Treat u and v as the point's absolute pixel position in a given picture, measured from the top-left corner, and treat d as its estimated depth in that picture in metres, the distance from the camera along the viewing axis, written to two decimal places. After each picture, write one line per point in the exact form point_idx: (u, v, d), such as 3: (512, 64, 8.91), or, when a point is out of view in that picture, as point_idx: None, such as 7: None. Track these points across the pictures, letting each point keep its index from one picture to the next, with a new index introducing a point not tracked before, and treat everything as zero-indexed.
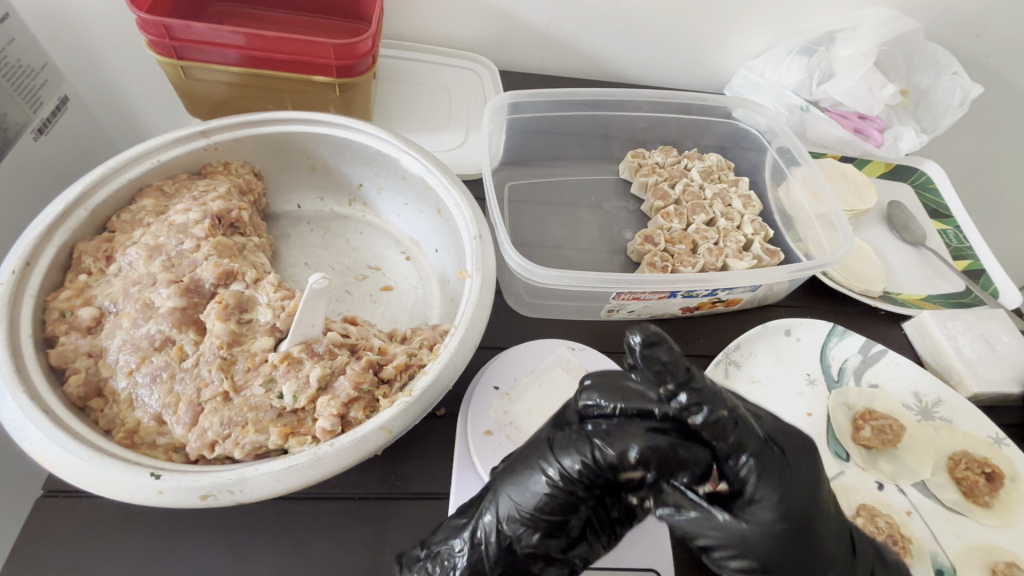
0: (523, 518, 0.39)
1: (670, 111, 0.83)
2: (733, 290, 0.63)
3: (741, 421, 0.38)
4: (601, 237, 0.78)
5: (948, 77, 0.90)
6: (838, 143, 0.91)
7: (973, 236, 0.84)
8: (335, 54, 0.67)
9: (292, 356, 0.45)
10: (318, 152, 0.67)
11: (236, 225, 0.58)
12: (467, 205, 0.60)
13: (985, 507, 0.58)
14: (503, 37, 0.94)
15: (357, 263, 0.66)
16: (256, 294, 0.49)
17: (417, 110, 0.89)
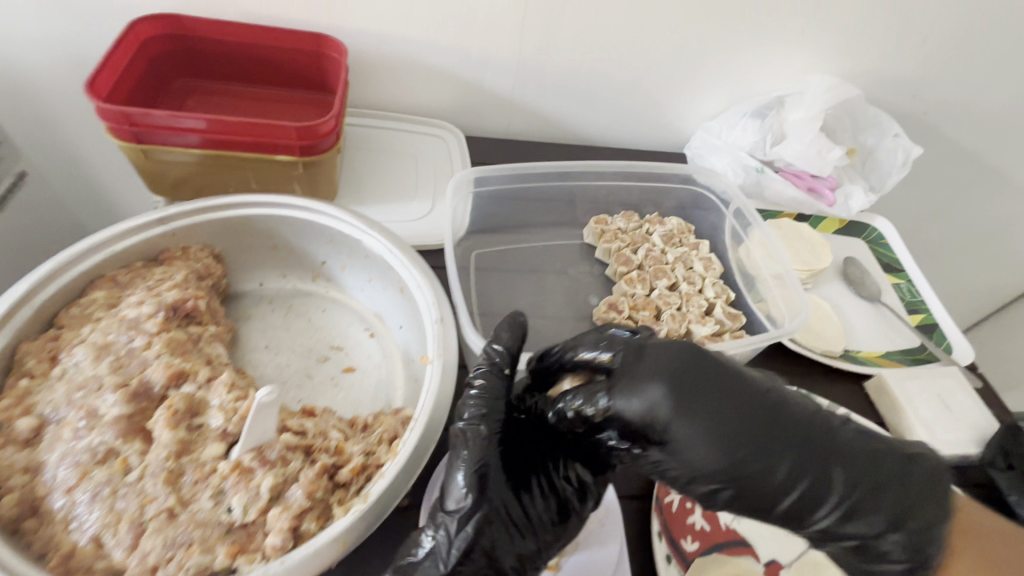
0: (474, 468, 0.46)
1: (631, 179, 0.86)
2: None
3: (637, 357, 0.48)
4: (567, 304, 0.78)
5: (890, 138, 0.94)
6: (793, 203, 0.95)
7: (924, 290, 0.87)
8: (297, 136, 0.69)
9: (244, 465, 0.44)
10: (280, 232, 0.67)
11: (192, 315, 0.57)
12: (429, 286, 0.60)
13: None
14: (468, 104, 0.97)
15: (319, 343, 0.65)
16: (209, 396, 0.48)
17: (385, 179, 0.90)
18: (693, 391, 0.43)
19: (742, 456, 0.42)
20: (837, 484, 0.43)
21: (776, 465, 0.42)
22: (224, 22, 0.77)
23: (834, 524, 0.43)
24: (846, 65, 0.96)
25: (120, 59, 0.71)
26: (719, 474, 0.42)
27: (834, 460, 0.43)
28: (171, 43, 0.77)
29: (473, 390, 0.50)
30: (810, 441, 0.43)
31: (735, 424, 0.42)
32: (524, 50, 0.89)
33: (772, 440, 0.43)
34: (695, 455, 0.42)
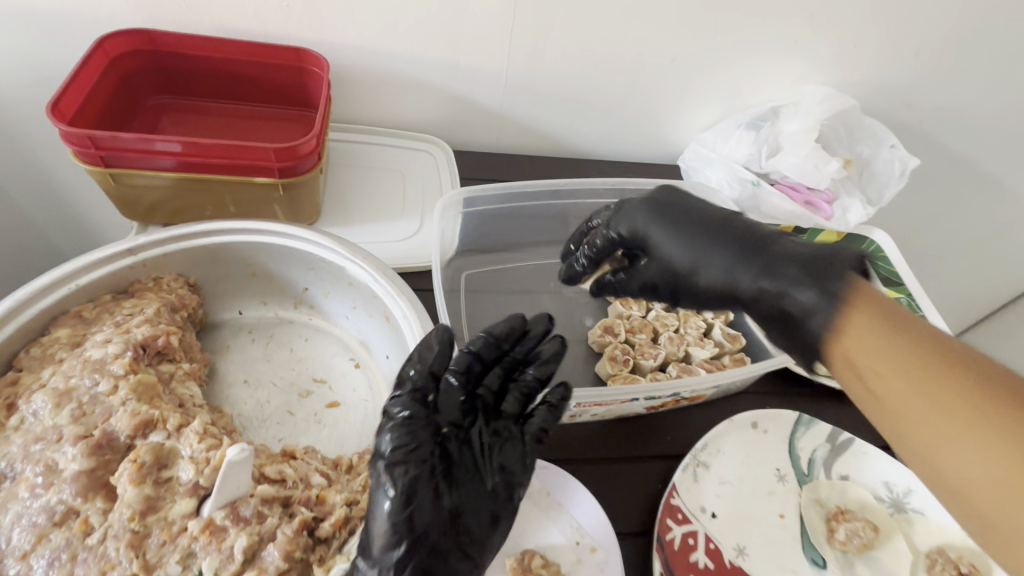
0: (400, 507, 0.40)
1: (624, 197, 0.83)
2: (695, 389, 0.62)
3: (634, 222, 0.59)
4: (561, 326, 0.76)
5: (886, 150, 0.93)
6: (791, 217, 0.91)
7: (925, 305, 0.86)
8: (276, 157, 0.66)
9: (215, 524, 0.40)
10: (259, 259, 0.64)
11: (164, 352, 0.53)
12: (416, 316, 0.57)
13: None
14: (457, 118, 0.94)
15: (301, 376, 0.62)
16: (178, 445, 0.45)
17: (371, 198, 0.87)
18: (665, 208, 0.56)
19: (694, 247, 0.52)
20: (798, 276, 0.44)
21: (744, 263, 0.48)
22: (198, 38, 0.73)
23: (793, 300, 0.44)
24: (842, 75, 0.94)
25: (87, 78, 0.68)
26: (683, 264, 0.53)
27: (772, 260, 0.47)
28: (143, 60, 0.74)
29: (394, 420, 0.42)
30: (762, 253, 0.48)
31: (689, 226, 0.54)
32: (513, 63, 0.86)
33: (719, 240, 0.51)
34: (667, 259, 0.55)
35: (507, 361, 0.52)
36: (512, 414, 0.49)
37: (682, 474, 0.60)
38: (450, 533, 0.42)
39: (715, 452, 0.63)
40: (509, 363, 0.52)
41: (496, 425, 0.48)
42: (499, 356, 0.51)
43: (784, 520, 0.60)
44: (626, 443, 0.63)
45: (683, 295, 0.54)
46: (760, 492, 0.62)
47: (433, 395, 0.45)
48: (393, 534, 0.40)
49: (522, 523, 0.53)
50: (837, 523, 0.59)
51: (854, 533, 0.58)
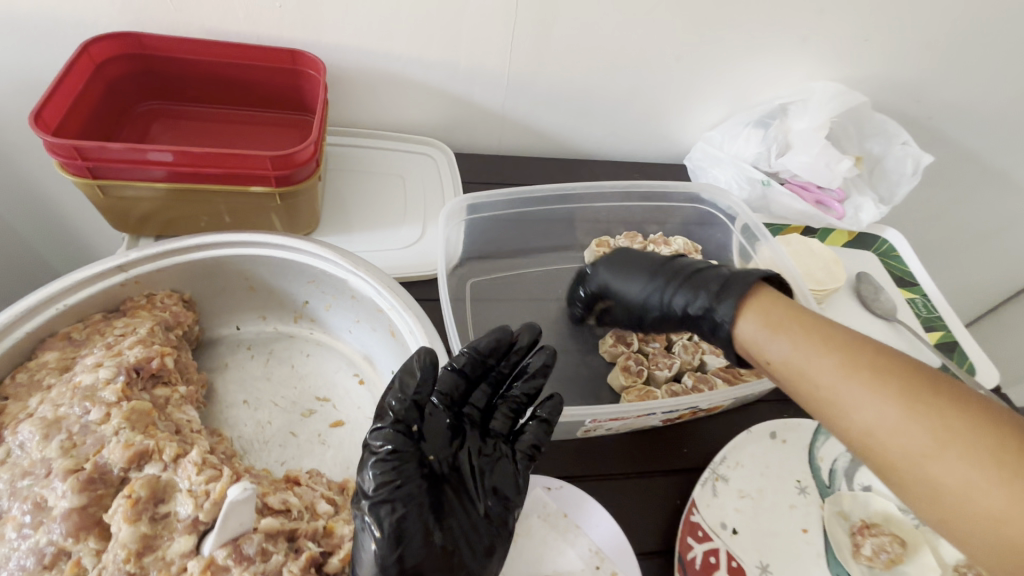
0: (388, 543, 0.39)
1: (632, 199, 0.80)
2: (713, 402, 0.59)
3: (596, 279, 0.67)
4: (570, 334, 0.73)
5: (898, 147, 0.90)
6: (801, 216, 0.91)
7: (940, 304, 0.84)
8: (272, 166, 0.63)
9: (217, 563, 0.38)
10: (257, 273, 0.61)
11: (158, 374, 0.51)
12: (422, 331, 0.54)
13: None
14: (457, 120, 0.91)
15: (303, 395, 0.59)
16: (176, 477, 0.42)
17: (371, 204, 0.84)
18: (618, 261, 0.65)
19: (645, 276, 0.61)
20: (718, 293, 0.53)
21: (682, 287, 0.57)
22: (188, 40, 0.70)
23: (718, 312, 0.52)
24: (851, 70, 0.92)
25: (72, 85, 0.65)
26: (640, 290, 0.61)
27: (702, 283, 0.56)
28: (130, 64, 0.71)
29: (375, 457, 0.41)
30: (691, 277, 0.57)
31: (639, 262, 0.63)
32: (515, 63, 0.83)
33: (660, 269, 0.60)
34: (626, 291, 0.63)
35: (493, 376, 0.50)
36: (501, 432, 0.48)
37: (702, 490, 0.58)
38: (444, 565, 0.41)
39: (733, 465, 0.61)
40: (497, 378, 0.50)
41: (484, 446, 0.46)
42: (485, 372, 0.49)
43: (806, 535, 0.58)
44: (643, 457, 0.61)
45: (642, 318, 0.62)
46: (782, 505, 0.60)
47: (416, 425, 0.43)
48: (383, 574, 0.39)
49: (538, 549, 0.50)
50: (864, 539, 0.57)
51: (881, 550, 0.56)
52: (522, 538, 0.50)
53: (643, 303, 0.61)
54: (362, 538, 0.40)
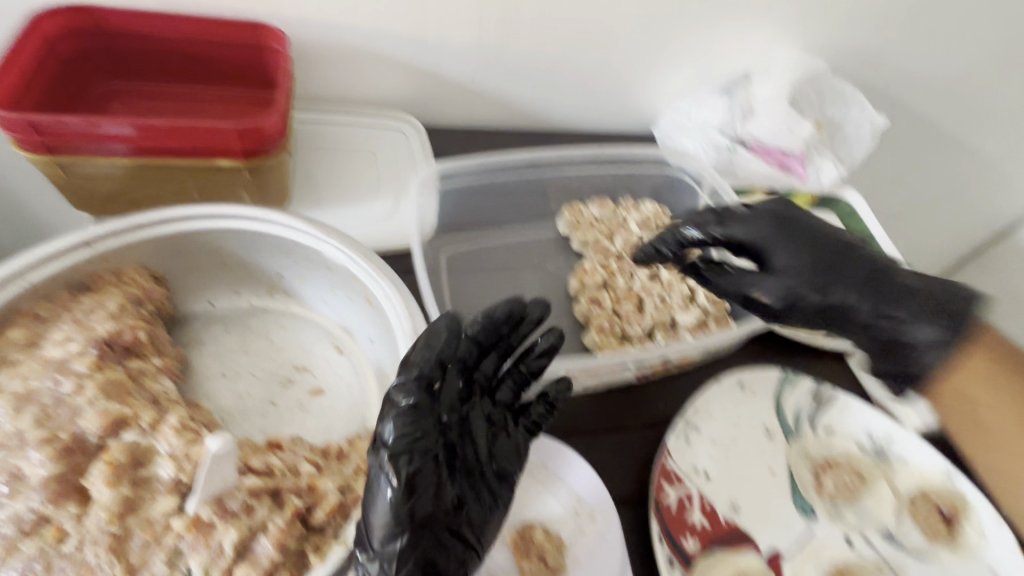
0: (404, 494, 0.39)
1: (603, 165, 0.82)
2: (682, 352, 0.62)
3: (740, 226, 0.59)
4: (547, 301, 0.74)
5: (856, 111, 0.94)
6: (765, 179, 0.93)
7: (898, 262, 0.88)
8: (239, 140, 0.62)
9: (202, 520, 0.38)
10: (228, 245, 0.60)
11: (132, 348, 0.50)
12: (399, 296, 0.54)
13: (948, 549, 0.58)
14: (426, 94, 0.90)
15: (281, 365, 0.60)
16: (155, 442, 0.42)
17: (343, 180, 0.84)
18: (786, 219, 0.60)
19: (811, 264, 0.57)
20: (924, 313, 0.53)
21: (885, 291, 0.55)
22: (145, 15, 0.68)
23: (911, 332, 0.54)
24: (812, 36, 0.94)
25: (23, 60, 0.62)
26: (805, 282, 0.56)
27: (901, 292, 0.55)
28: (83, 40, 0.69)
29: (399, 409, 0.41)
30: (906, 293, 0.55)
31: (812, 244, 0.58)
32: (482, 34, 0.83)
33: (864, 272, 0.57)
34: (791, 271, 0.57)
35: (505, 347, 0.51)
36: (505, 402, 0.50)
37: (675, 439, 0.60)
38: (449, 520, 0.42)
39: (705, 415, 0.63)
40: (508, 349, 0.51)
41: (490, 413, 0.48)
42: (497, 342, 0.50)
43: (774, 476, 0.61)
44: (619, 412, 0.63)
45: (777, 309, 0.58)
46: (751, 449, 0.63)
47: (437, 383, 0.43)
48: (391, 527, 0.38)
49: (519, 496, 0.53)
50: (825, 478, 0.62)
51: (840, 487, 0.61)
52: None
53: (793, 293, 0.56)
54: (375, 489, 0.39)
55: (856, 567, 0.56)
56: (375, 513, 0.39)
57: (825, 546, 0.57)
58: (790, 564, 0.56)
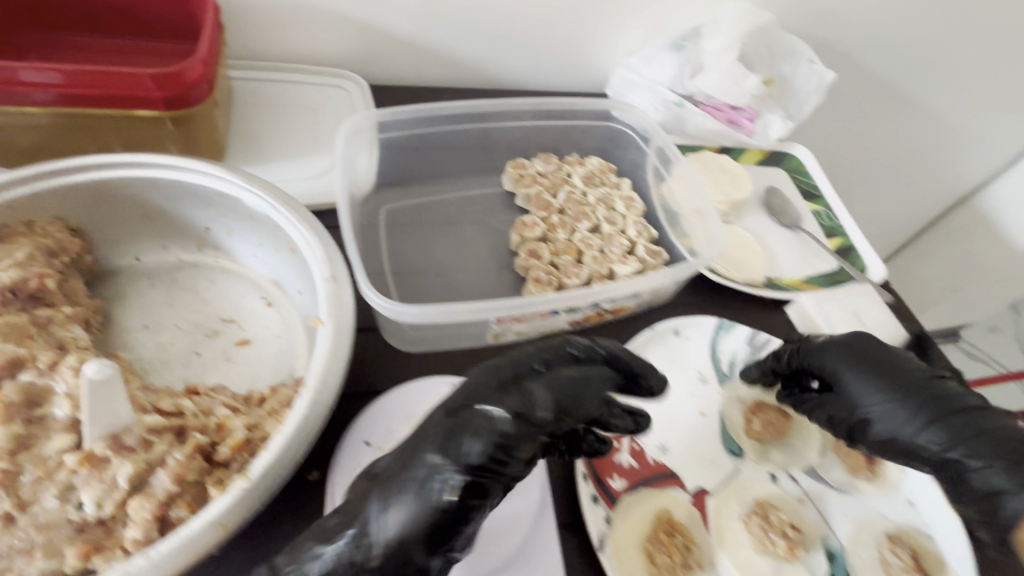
0: (447, 507, 0.37)
1: (545, 118, 0.81)
2: (615, 299, 0.62)
3: (819, 355, 0.56)
4: (488, 254, 0.74)
5: (805, 65, 0.93)
6: (714, 136, 0.93)
7: (842, 215, 0.89)
8: (157, 86, 0.60)
9: (96, 455, 0.38)
10: (149, 197, 0.59)
11: (40, 296, 0.49)
12: (319, 242, 0.53)
13: (869, 482, 0.60)
14: (369, 49, 0.88)
15: (207, 317, 0.59)
16: (53, 383, 0.41)
17: (281, 135, 0.82)
18: (862, 358, 0.55)
19: (883, 399, 0.52)
20: (1003, 459, 0.46)
21: (948, 431, 0.48)
22: None
23: (974, 476, 0.46)
24: None
25: None
26: (872, 408, 0.52)
27: (991, 444, 0.47)
28: None
29: (505, 421, 0.40)
30: (982, 432, 0.47)
31: (891, 377, 0.53)
32: None
33: (945, 403, 0.50)
34: (841, 405, 0.55)
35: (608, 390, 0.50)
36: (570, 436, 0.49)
37: None
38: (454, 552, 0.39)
39: None
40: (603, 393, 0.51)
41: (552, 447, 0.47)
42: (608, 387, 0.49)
43: (703, 418, 0.62)
44: None
45: (841, 423, 0.55)
46: (683, 394, 0.63)
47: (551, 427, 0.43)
48: (404, 538, 0.36)
49: None
50: (754, 422, 0.62)
51: (771, 431, 0.61)
52: None
53: (859, 424, 0.53)
54: (421, 488, 0.37)
55: (778, 502, 0.57)
56: (396, 512, 0.37)
57: (750, 484, 0.58)
58: (715, 499, 0.56)
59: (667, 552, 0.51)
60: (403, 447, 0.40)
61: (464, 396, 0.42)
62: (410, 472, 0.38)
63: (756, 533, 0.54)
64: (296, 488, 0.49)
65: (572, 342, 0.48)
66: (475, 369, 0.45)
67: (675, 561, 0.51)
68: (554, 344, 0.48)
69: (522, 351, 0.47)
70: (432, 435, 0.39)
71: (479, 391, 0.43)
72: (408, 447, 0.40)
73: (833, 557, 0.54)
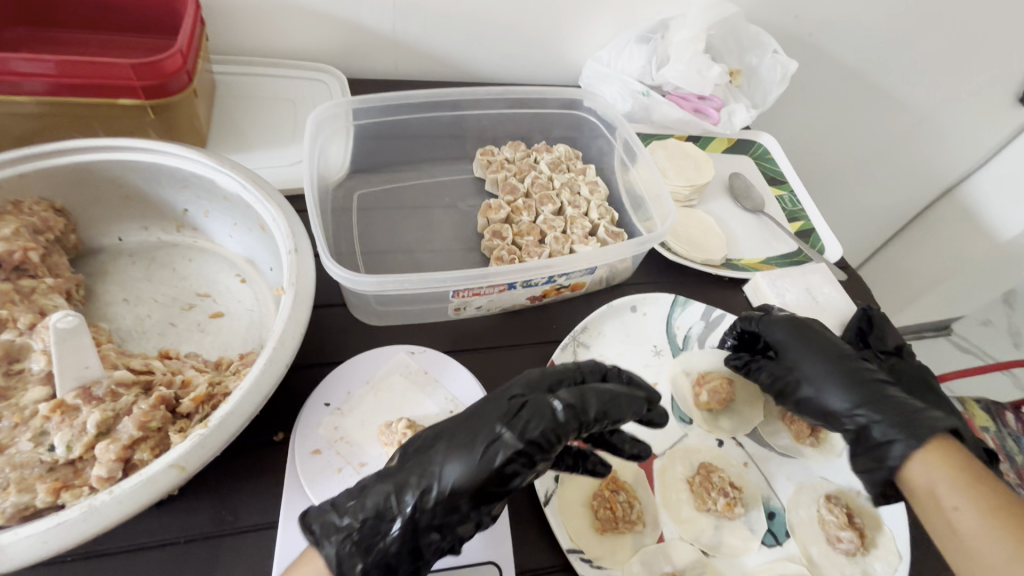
0: (493, 469, 0.43)
1: (513, 107, 0.84)
2: (570, 275, 0.65)
3: (769, 325, 0.64)
4: (456, 236, 0.77)
5: (770, 56, 0.96)
6: (681, 124, 0.96)
7: (804, 200, 0.91)
8: (136, 75, 0.64)
9: (67, 404, 0.41)
10: (129, 179, 0.63)
11: (23, 268, 0.53)
12: (284, 219, 0.57)
13: (813, 447, 0.62)
14: (347, 44, 0.92)
15: (183, 292, 0.63)
16: (31, 341, 0.45)
17: (262, 126, 0.86)
18: (805, 331, 0.62)
19: (813, 368, 0.60)
20: (892, 420, 0.54)
21: (858, 396, 0.57)
22: None
23: (870, 435, 0.55)
24: None
25: None
26: (803, 372, 0.60)
27: (901, 415, 0.54)
28: None
29: (559, 408, 0.46)
30: (888, 402, 0.55)
31: (827, 351, 0.60)
32: None
33: (862, 378, 0.58)
34: (785, 365, 0.62)
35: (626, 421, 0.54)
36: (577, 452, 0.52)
37: (561, 352, 0.64)
38: (481, 517, 0.45)
39: (595, 334, 0.67)
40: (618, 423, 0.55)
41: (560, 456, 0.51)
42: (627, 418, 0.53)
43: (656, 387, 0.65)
44: (512, 333, 0.67)
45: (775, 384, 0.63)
46: (636, 365, 0.67)
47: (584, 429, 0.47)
48: (457, 492, 0.43)
49: (397, 399, 0.56)
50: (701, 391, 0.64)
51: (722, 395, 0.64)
52: (383, 393, 0.56)
53: (795, 385, 0.61)
54: (482, 450, 0.44)
55: (722, 464, 0.60)
56: (456, 470, 0.43)
57: (696, 449, 0.61)
58: (661, 461, 0.59)
59: (610, 506, 0.54)
60: (466, 418, 0.47)
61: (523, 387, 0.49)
62: (473, 437, 0.45)
63: (696, 491, 0.57)
64: (260, 446, 0.53)
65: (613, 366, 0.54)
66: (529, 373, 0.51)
67: (618, 514, 0.53)
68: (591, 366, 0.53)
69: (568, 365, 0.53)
70: (493, 411, 0.46)
71: (531, 387, 0.49)
72: (471, 419, 0.46)
73: (772, 515, 0.57)
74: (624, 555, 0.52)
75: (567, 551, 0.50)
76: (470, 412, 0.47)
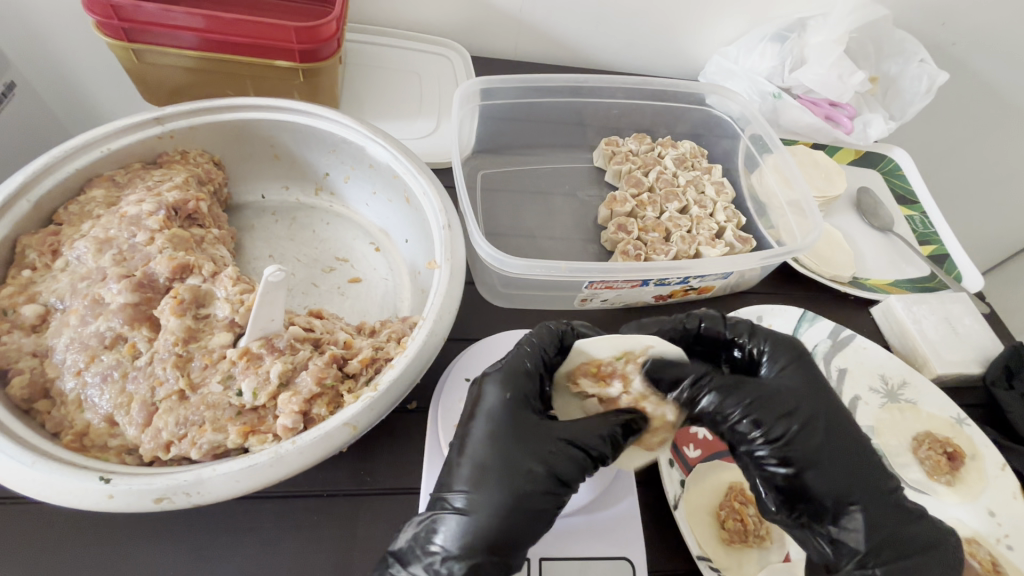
0: (524, 467, 0.42)
1: (643, 98, 0.82)
2: (705, 278, 0.63)
3: (774, 345, 0.50)
4: (575, 225, 0.77)
5: (915, 65, 0.88)
6: (810, 130, 0.91)
7: (938, 222, 0.86)
8: (296, 38, 0.64)
9: (252, 352, 0.44)
10: (282, 140, 0.64)
11: (194, 217, 0.55)
12: (435, 193, 0.58)
13: (947, 486, 0.59)
14: (475, 22, 0.91)
15: (324, 255, 0.65)
16: (214, 288, 0.48)
17: (387, 96, 0.87)
18: (793, 363, 0.49)
19: (807, 418, 0.45)
20: (883, 507, 0.44)
21: (838, 469, 0.45)
22: None
23: (846, 528, 0.44)
24: None
25: None
26: (797, 418, 0.45)
27: (891, 514, 0.44)
28: None
29: (601, 432, 0.44)
30: (874, 489, 0.45)
31: (823, 400, 0.47)
32: None
33: (810, 441, 0.45)
34: (778, 398, 0.46)
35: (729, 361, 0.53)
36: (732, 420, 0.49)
37: None
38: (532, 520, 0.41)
39: None
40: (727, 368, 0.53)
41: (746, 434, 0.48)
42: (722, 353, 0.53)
43: None
44: None
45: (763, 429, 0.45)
46: None
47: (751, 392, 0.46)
48: (498, 538, 0.40)
49: None
50: (613, 391, 0.47)
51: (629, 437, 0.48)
52: None
53: (771, 433, 0.45)
54: (513, 459, 0.42)
55: None
56: (481, 525, 0.40)
57: None
58: None
59: (740, 518, 0.52)
60: (464, 467, 0.42)
61: (511, 417, 0.44)
62: (499, 455, 0.42)
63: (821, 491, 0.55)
64: (396, 413, 0.54)
65: (559, 326, 0.50)
66: (492, 394, 0.45)
67: (747, 527, 0.52)
68: (543, 334, 0.49)
69: (520, 358, 0.47)
70: (524, 425, 0.43)
71: (512, 411, 0.44)
72: (473, 467, 0.42)
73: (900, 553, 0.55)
74: (751, 568, 0.51)
75: (697, 558, 0.49)
76: (467, 463, 0.42)
